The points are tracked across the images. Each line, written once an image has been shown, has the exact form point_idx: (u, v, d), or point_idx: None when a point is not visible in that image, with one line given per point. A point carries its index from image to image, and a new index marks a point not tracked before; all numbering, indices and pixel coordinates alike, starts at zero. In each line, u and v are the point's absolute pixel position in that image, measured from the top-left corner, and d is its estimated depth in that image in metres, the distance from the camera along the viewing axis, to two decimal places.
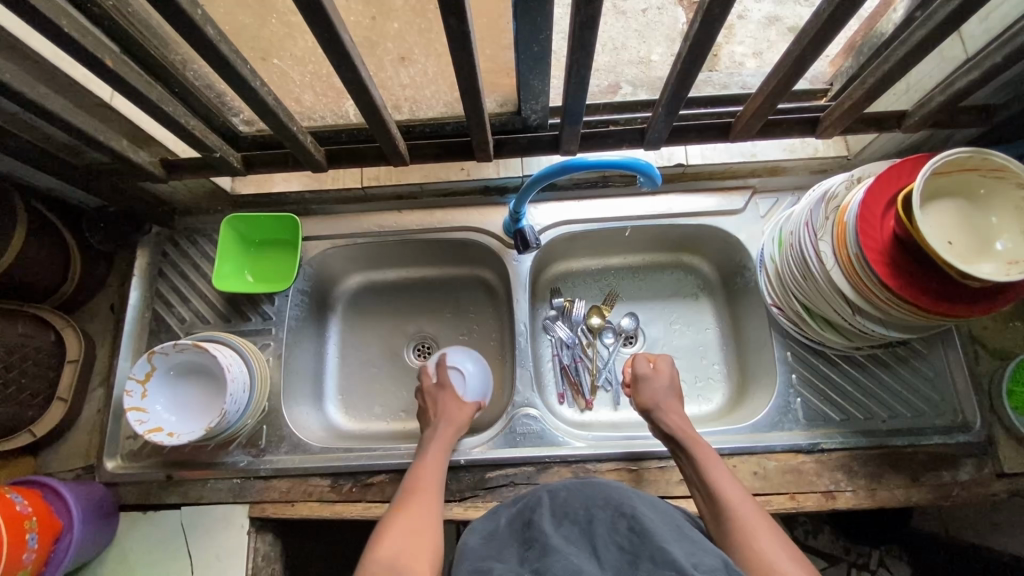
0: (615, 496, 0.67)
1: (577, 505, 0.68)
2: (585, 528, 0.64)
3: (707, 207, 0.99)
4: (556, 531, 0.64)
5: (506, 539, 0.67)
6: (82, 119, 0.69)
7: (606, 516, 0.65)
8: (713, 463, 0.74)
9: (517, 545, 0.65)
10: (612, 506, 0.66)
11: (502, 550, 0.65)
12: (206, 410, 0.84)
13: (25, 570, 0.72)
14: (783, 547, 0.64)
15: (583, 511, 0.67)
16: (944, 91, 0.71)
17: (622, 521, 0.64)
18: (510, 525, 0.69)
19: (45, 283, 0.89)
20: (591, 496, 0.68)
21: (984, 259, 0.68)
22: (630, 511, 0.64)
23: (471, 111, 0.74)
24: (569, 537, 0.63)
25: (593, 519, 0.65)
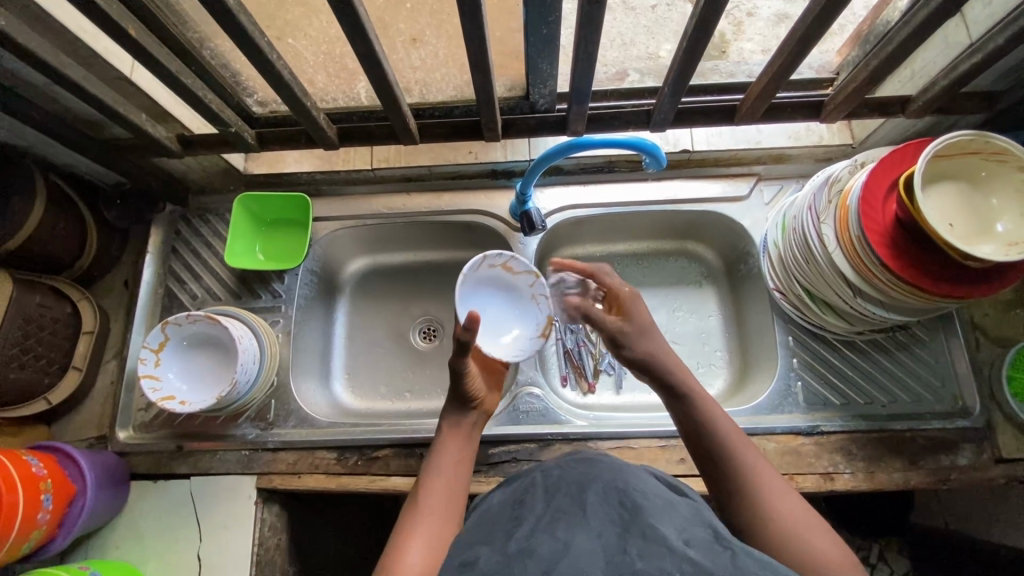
0: (607, 473, 0.63)
1: (568, 481, 0.62)
2: (575, 499, 0.59)
3: (713, 193, 0.99)
4: (547, 508, 0.59)
5: (495, 521, 0.61)
6: (104, 91, 0.71)
7: (598, 489, 0.59)
8: (712, 410, 0.69)
9: (506, 526, 0.59)
10: (603, 480, 0.61)
11: (490, 532, 0.59)
12: (217, 381, 0.87)
13: (39, 529, 0.75)
14: (798, 513, 0.60)
15: (575, 485, 0.61)
16: (947, 75, 0.72)
17: (614, 494, 0.58)
18: (500, 507, 0.64)
19: (62, 256, 0.91)
20: (584, 471, 0.63)
21: (984, 241, 0.69)
22: (623, 485, 0.60)
23: (480, 90, 0.75)
24: (559, 512, 0.57)
25: (584, 491, 0.59)
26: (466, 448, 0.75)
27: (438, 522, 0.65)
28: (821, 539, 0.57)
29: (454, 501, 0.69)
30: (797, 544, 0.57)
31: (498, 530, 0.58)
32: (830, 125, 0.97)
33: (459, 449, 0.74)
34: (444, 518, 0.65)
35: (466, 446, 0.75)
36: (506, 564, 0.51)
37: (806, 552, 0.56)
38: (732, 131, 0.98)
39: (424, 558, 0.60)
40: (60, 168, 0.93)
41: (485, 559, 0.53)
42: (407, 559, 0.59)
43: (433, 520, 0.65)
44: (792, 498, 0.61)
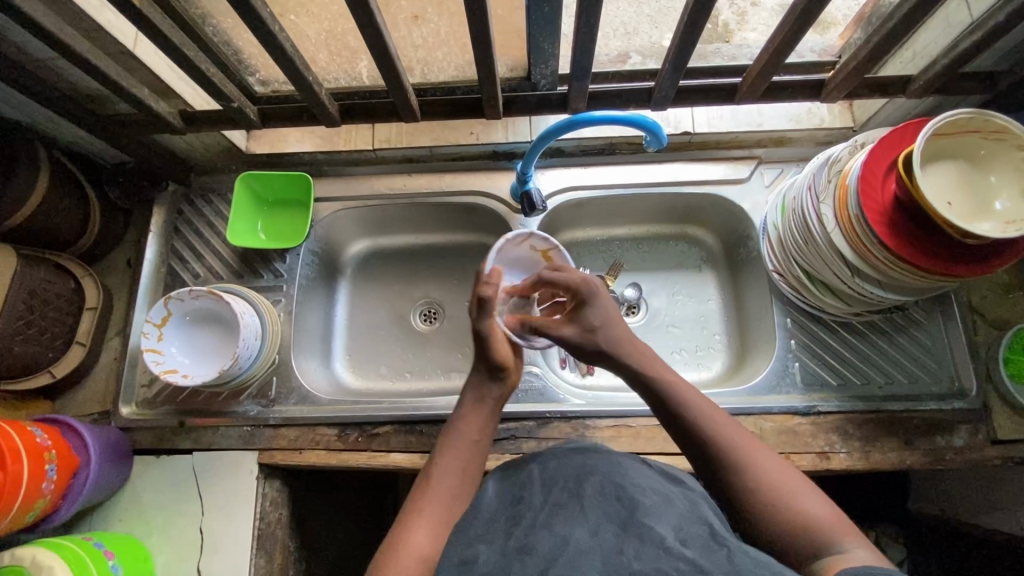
0: (604, 466, 0.63)
1: (565, 475, 0.63)
2: (574, 493, 0.60)
3: (713, 176, 1.00)
4: (545, 502, 0.60)
5: (492, 513, 0.62)
6: (107, 64, 0.72)
7: (594, 484, 0.60)
8: (687, 390, 0.69)
9: (504, 523, 0.60)
10: (601, 473, 0.62)
11: (490, 527, 0.60)
12: (219, 356, 0.88)
13: (43, 499, 0.75)
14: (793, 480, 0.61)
15: (572, 478, 0.62)
16: (948, 53, 0.73)
17: (611, 489, 0.60)
18: (497, 500, 0.64)
19: (66, 232, 0.92)
20: (582, 464, 0.64)
21: (983, 218, 0.69)
22: (620, 480, 0.61)
23: (482, 68, 0.76)
24: (557, 506, 0.59)
25: (582, 485, 0.61)
26: (485, 425, 0.75)
27: (445, 505, 0.66)
28: (810, 498, 0.59)
29: (466, 483, 0.69)
30: (793, 510, 0.58)
31: (494, 524, 0.60)
32: (831, 108, 0.97)
33: (477, 427, 0.74)
34: (450, 500, 0.67)
35: (485, 427, 0.74)
36: (505, 564, 0.54)
37: (802, 515, 0.58)
38: (733, 112, 0.98)
39: (428, 538, 0.62)
40: (64, 145, 0.94)
41: (485, 557, 0.56)
42: (412, 540, 0.62)
43: (440, 502, 0.66)
44: (776, 460, 0.63)
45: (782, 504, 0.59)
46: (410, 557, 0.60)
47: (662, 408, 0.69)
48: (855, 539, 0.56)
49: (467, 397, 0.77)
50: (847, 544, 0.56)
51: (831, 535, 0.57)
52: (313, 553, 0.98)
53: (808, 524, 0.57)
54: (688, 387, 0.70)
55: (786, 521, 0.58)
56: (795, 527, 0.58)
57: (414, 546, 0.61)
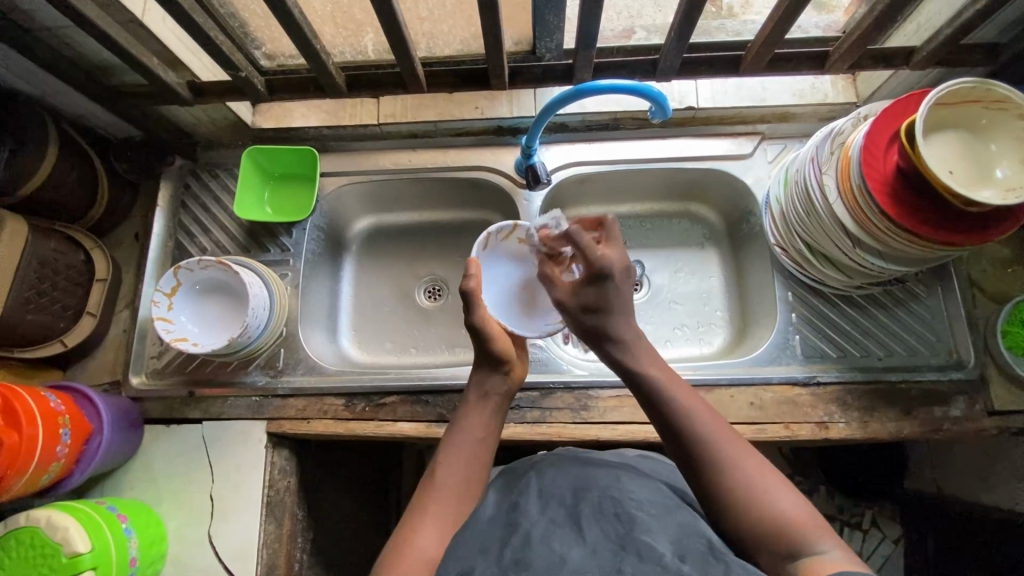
0: (603, 479, 0.64)
1: (562, 488, 0.63)
2: (570, 510, 0.60)
3: (717, 151, 1.00)
4: (541, 516, 0.60)
5: (491, 525, 0.62)
6: (117, 31, 0.72)
7: (592, 499, 0.61)
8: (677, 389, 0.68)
9: (500, 532, 0.60)
10: (599, 488, 0.62)
11: (487, 539, 0.60)
12: (228, 326, 0.90)
13: (58, 463, 0.77)
14: (775, 481, 0.60)
15: (569, 493, 0.62)
16: (951, 23, 0.74)
17: (609, 504, 0.60)
18: (495, 513, 0.64)
19: (74, 204, 0.93)
20: (579, 478, 0.64)
21: (983, 186, 0.70)
22: (617, 494, 0.61)
23: (488, 38, 0.76)
24: (554, 523, 0.59)
25: (579, 500, 0.61)
26: (490, 421, 0.75)
27: (452, 504, 0.66)
28: (788, 499, 0.59)
29: (473, 482, 0.69)
30: (771, 508, 0.58)
31: (489, 534, 0.61)
32: (835, 83, 0.98)
33: (483, 425, 0.74)
34: (457, 500, 0.67)
35: (489, 422, 0.75)
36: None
37: (778, 514, 0.58)
38: (737, 87, 0.98)
39: (435, 541, 0.63)
40: (71, 118, 0.94)
41: (482, 567, 0.56)
42: (418, 540, 0.62)
43: (447, 503, 0.66)
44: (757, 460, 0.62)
45: (759, 505, 0.59)
46: (417, 556, 0.60)
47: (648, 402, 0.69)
48: (830, 540, 0.56)
49: (472, 391, 0.77)
50: (822, 545, 0.55)
51: (807, 535, 0.56)
52: (320, 522, 1.00)
53: (786, 524, 0.57)
54: (678, 383, 0.69)
55: (763, 522, 0.58)
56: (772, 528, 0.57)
57: (421, 546, 0.62)
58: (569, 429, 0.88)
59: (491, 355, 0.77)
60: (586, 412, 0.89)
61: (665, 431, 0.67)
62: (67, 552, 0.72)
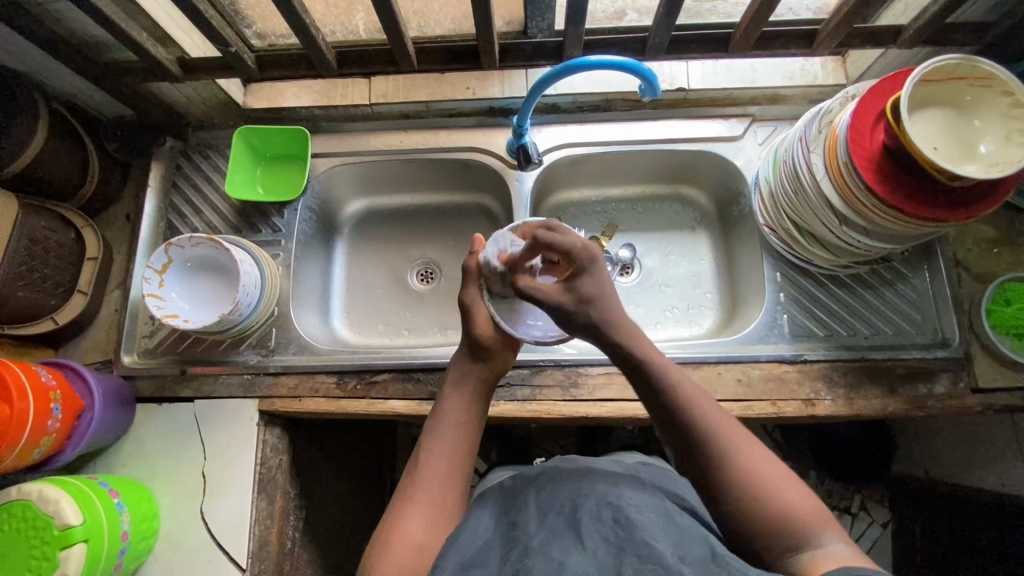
0: (600, 488, 0.65)
1: (561, 499, 0.64)
2: (569, 518, 0.61)
3: (707, 133, 1.01)
4: (541, 528, 0.61)
5: (491, 543, 0.63)
6: (105, 4, 0.72)
7: (590, 507, 0.61)
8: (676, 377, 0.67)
9: (500, 549, 0.61)
10: (597, 495, 0.63)
11: (486, 552, 0.60)
12: (219, 302, 0.91)
13: (49, 437, 0.78)
14: (779, 474, 0.61)
15: (568, 504, 0.63)
16: (937, 2, 0.74)
17: (607, 510, 0.61)
18: (495, 529, 0.65)
19: (65, 182, 0.93)
20: (577, 488, 0.65)
21: (968, 162, 0.71)
22: (615, 500, 0.62)
23: (479, 15, 0.76)
24: (553, 532, 0.60)
25: (578, 509, 0.62)
26: (472, 407, 0.75)
27: (437, 491, 0.67)
28: (795, 493, 0.60)
29: (457, 469, 0.69)
30: (776, 500, 0.59)
31: (487, 548, 0.62)
32: (825, 65, 0.98)
33: (463, 410, 0.74)
34: (443, 488, 0.67)
35: (470, 408, 0.75)
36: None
37: (784, 508, 0.59)
38: (728, 69, 0.99)
39: (422, 528, 0.63)
40: (61, 96, 0.94)
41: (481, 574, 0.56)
42: (405, 528, 0.63)
43: (431, 490, 0.67)
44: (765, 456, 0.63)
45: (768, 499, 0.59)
46: (404, 544, 0.61)
47: (655, 398, 0.67)
48: (834, 535, 0.58)
49: (451, 377, 0.78)
50: (825, 539, 0.57)
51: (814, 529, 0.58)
52: (312, 502, 1.01)
53: (791, 517, 0.58)
54: (685, 380, 0.68)
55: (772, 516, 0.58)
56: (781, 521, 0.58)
57: (407, 533, 0.62)
58: (558, 407, 0.89)
59: (472, 337, 0.77)
60: (576, 390, 0.90)
61: (672, 428, 0.66)
62: (59, 524, 0.72)
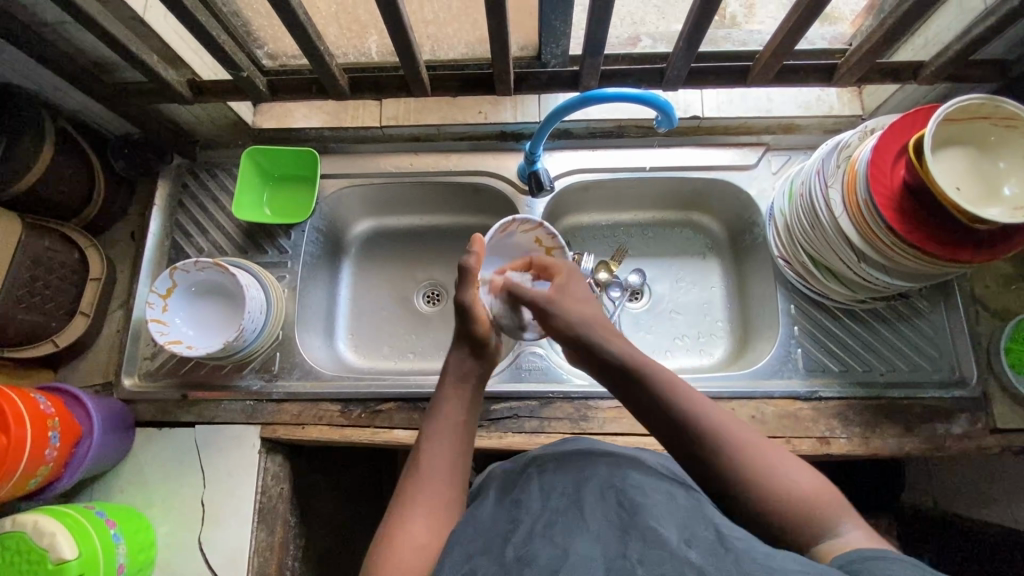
0: (603, 472, 0.63)
1: (565, 481, 0.63)
2: (572, 501, 0.59)
3: (721, 162, 0.99)
4: (545, 510, 0.59)
5: (492, 521, 0.61)
6: (117, 28, 0.72)
7: (594, 490, 0.60)
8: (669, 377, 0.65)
9: (502, 527, 0.59)
10: (600, 480, 0.62)
11: (486, 533, 0.59)
12: (223, 329, 0.89)
13: (46, 467, 0.75)
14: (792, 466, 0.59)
15: (572, 486, 0.62)
16: (961, 40, 0.74)
17: (610, 493, 0.59)
18: (497, 506, 0.63)
19: (69, 202, 0.91)
20: (580, 471, 0.64)
21: (991, 204, 0.70)
22: (620, 483, 0.60)
23: (496, 43, 0.75)
24: (557, 515, 0.58)
25: (582, 492, 0.60)
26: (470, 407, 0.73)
27: (438, 488, 0.65)
28: (798, 470, 0.59)
29: (459, 467, 0.67)
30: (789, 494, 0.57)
31: (491, 532, 0.59)
32: (841, 96, 0.98)
33: (463, 408, 0.72)
34: (448, 486, 0.65)
35: (470, 408, 0.73)
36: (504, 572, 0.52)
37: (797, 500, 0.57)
38: (742, 98, 0.98)
39: (427, 529, 0.61)
40: (69, 113, 0.93)
41: (484, 568, 0.54)
42: (410, 529, 0.61)
43: (433, 489, 0.64)
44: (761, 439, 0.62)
45: (778, 489, 0.57)
46: (408, 545, 0.59)
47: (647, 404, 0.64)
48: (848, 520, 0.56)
49: (449, 374, 0.75)
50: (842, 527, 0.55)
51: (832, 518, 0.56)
52: (311, 530, 0.98)
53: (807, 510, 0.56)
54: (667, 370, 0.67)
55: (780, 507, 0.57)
56: (800, 512, 0.56)
57: (412, 534, 0.61)
58: None
59: (472, 335, 0.75)
60: (586, 423, 0.88)
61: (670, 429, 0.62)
62: (54, 558, 0.70)
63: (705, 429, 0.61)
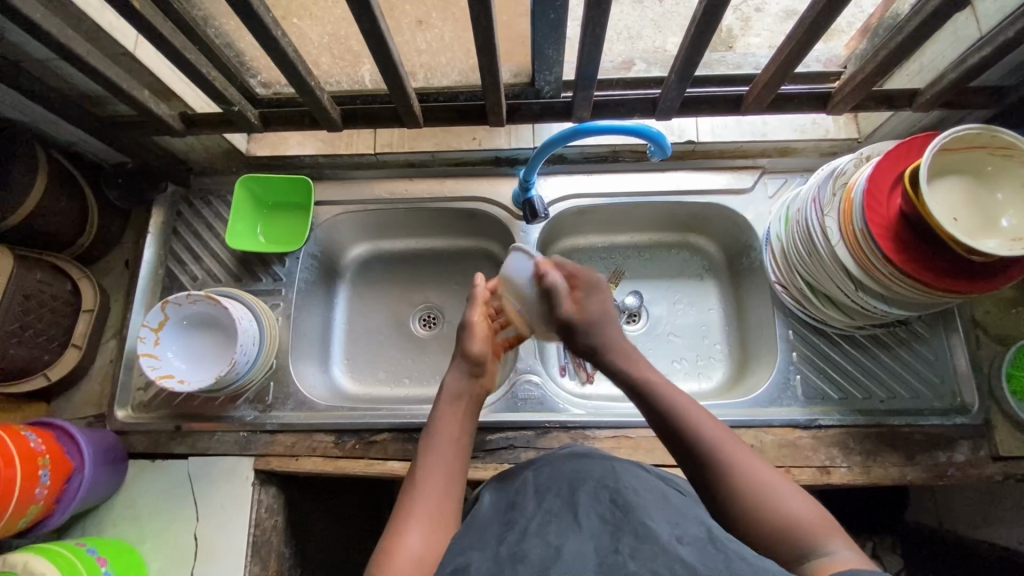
0: (598, 471, 0.63)
1: (559, 480, 0.62)
2: (566, 501, 0.59)
3: (716, 185, 0.99)
4: (539, 509, 0.59)
5: (489, 521, 0.61)
6: (107, 66, 0.72)
7: (589, 489, 0.59)
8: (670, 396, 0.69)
9: (495, 529, 0.59)
10: (593, 479, 0.61)
11: (480, 534, 0.58)
12: (215, 361, 0.89)
13: (37, 505, 0.75)
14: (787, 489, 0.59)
15: (566, 485, 0.61)
16: (956, 69, 0.73)
17: (604, 492, 0.59)
18: (493, 509, 0.63)
19: (62, 234, 0.91)
20: (575, 469, 0.64)
21: (989, 235, 0.69)
22: (613, 483, 0.60)
23: (487, 75, 0.75)
24: (550, 514, 0.57)
25: (575, 491, 0.60)
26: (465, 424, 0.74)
27: (435, 505, 0.63)
28: (795, 499, 0.58)
29: (455, 490, 0.66)
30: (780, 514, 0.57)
31: (488, 534, 0.58)
32: (837, 120, 0.97)
33: (457, 425, 0.73)
34: (445, 503, 0.64)
35: (463, 424, 0.73)
36: (497, 567, 0.51)
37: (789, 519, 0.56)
38: (738, 122, 0.98)
39: (423, 540, 0.59)
40: (63, 145, 0.93)
41: (478, 564, 0.53)
42: (406, 541, 0.58)
43: (429, 508, 0.62)
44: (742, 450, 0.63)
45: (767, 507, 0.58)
46: (403, 558, 0.57)
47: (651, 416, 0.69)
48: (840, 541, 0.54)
49: (445, 396, 0.76)
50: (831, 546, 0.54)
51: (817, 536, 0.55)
52: (304, 561, 0.97)
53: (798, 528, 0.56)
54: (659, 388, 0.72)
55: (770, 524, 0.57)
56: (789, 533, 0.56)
57: (407, 546, 0.58)
58: None
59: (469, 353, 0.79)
60: None
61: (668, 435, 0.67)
62: None
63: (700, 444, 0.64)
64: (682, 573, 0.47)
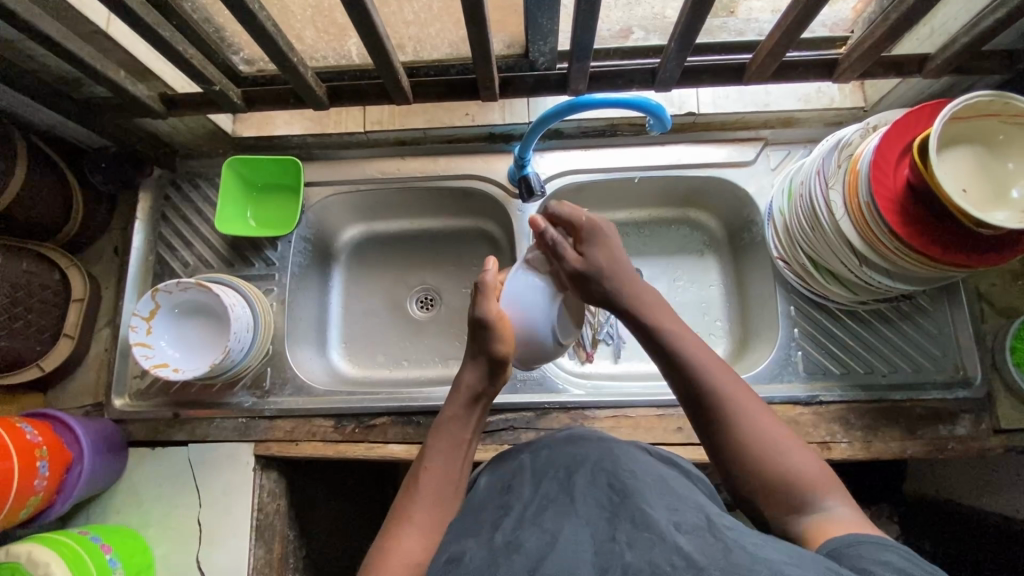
0: (596, 454, 0.62)
1: (557, 464, 0.62)
2: (564, 485, 0.59)
3: (717, 159, 0.96)
4: (535, 494, 0.59)
5: (486, 505, 0.61)
6: (81, 47, 0.69)
7: (586, 473, 0.59)
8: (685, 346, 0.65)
9: (495, 513, 0.59)
10: (592, 462, 0.60)
11: (478, 519, 0.59)
12: (208, 349, 0.88)
13: (36, 497, 0.74)
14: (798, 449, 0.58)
15: (564, 469, 0.61)
16: (968, 32, 0.70)
17: (602, 475, 0.58)
18: (491, 492, 0.63)
19: (46, 222, 0.89)
20: (573, 452, 0.63)
21: (998, 207, 0.67)
22: (611, 467, 0.59)
23: (477, 48, 0.71)
24: (547, 498, 0.58)
25: (573, 475, 0.59)
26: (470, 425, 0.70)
27: (432, 511, 0.62)
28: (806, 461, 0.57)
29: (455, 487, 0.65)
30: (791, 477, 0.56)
31: (488, 516, 0.59)
32: (842, 88, 0.94)
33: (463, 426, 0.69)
34: (441, 504, 0.63)
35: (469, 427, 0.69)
36: (493, 558, 0.51)
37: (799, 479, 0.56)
38: (740, 92, 0.94)
39: (419, 545, 0.59)
40: (41, 128, 0.90)
41: (472, 552, 0.53)
42: (402, 544, 0.59)
43: (428, 509, 0.62)
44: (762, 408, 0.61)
45: (779, 470, 0.56)
46: (400, 562, 0.57)
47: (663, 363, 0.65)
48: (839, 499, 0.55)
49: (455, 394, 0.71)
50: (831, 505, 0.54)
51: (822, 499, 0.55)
52: (309, 542, 0.98)
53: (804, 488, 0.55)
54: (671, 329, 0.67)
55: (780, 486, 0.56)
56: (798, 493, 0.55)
57: (404, 551, 0.58)
58: None
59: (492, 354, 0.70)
60: None
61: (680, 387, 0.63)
62: None
63: (713, 397, 0.61)
64: (679, 564, 0.46)
